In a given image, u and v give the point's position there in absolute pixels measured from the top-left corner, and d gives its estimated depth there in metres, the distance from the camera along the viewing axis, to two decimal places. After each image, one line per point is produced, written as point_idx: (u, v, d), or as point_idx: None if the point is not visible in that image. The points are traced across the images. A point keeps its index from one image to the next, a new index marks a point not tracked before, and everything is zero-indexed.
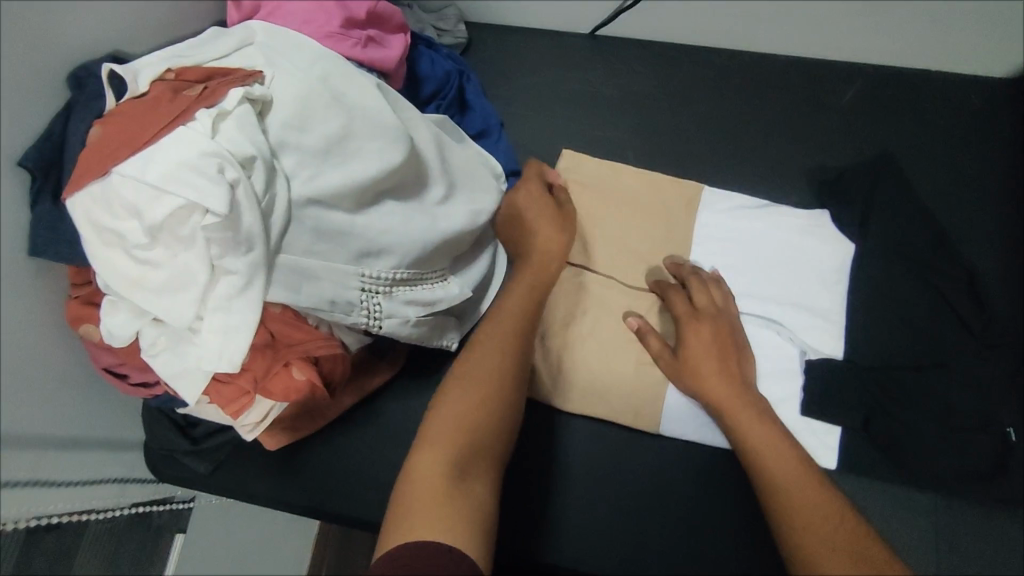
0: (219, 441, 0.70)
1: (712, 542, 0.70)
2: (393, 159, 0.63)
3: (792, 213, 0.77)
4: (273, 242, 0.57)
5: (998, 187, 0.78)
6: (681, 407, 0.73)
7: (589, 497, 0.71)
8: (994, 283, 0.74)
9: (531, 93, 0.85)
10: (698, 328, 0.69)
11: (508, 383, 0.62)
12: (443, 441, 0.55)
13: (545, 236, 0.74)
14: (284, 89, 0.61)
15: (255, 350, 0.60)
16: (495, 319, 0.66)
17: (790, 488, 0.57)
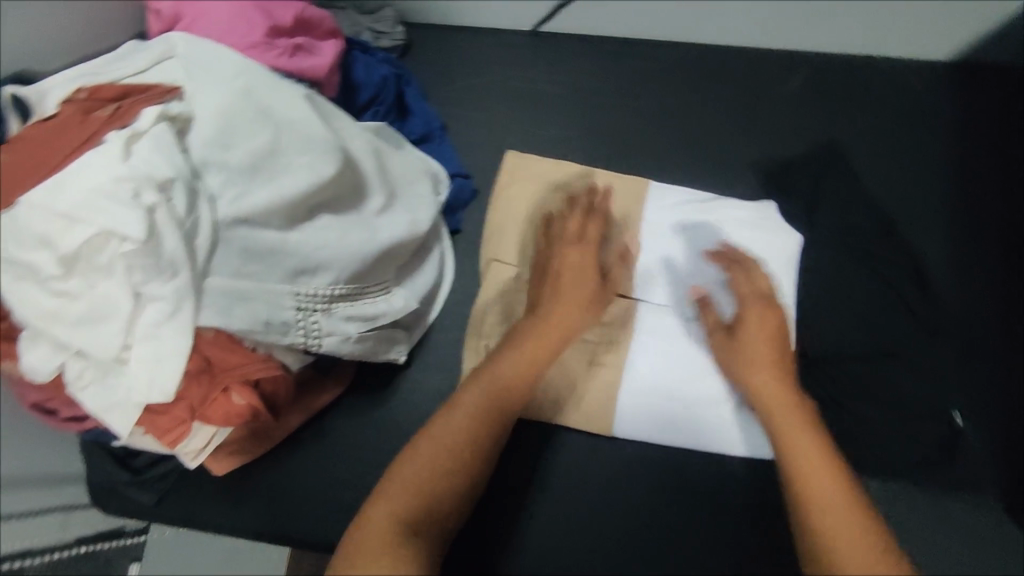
0: (163, 471, 0.70)
1: (672, 543, 0.70)
2: (325, 171, 0.61)
3: (738, 204, 0.76)
4: (199, 265, 0.55)
5: (942, 170, 0.78)
6: (634, 409, 0.72)
7: (549, 504, 0.71)
8: (942, 267, 0.75)
9: (474, 94, 0.83)
10: (762, 311, 0.67)
11: (477, 448, 0.60)
12: (401, 495, 0.54)
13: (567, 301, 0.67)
14: (205, 105, 0.58)
15: (188, 377, 0.58)
16: (485, 373, 0.63)
17: (828, 504, 0.54)
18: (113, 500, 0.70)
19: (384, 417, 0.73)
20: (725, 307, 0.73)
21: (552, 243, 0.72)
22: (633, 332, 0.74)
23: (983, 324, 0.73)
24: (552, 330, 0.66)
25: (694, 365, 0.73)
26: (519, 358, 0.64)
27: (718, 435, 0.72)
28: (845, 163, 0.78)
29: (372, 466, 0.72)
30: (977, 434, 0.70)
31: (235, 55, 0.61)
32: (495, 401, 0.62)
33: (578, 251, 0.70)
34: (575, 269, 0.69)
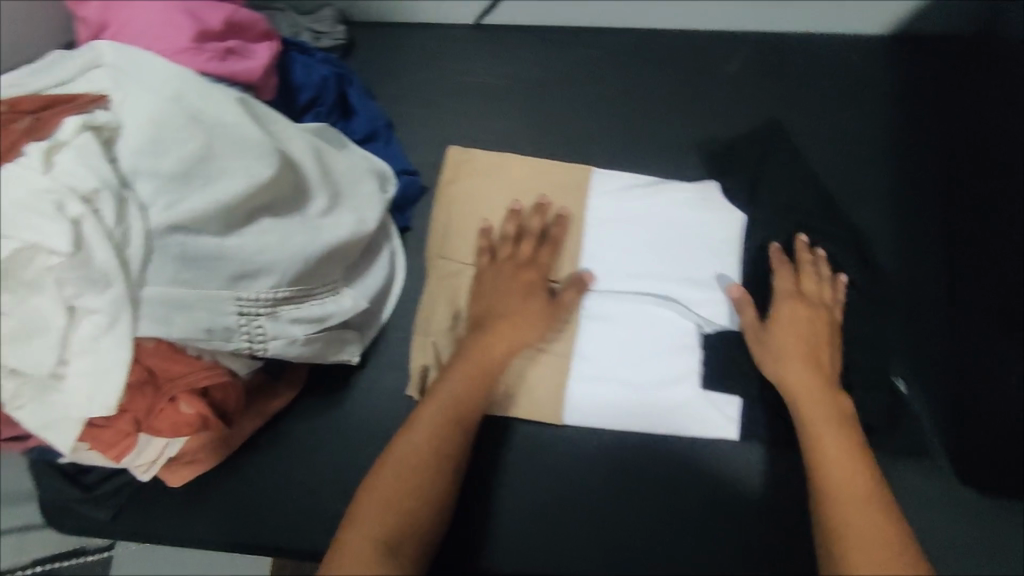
0: (116, 485, 0.68)
1: (628, 524, 0.72)
2: (261, 175, 0.60)
3: (679, 186, 0.76)
4: (133, 275, 0.54)
5: (884, 142, 0.79)
6: (584, 396, 0.73)
7: (506, 492, 0.72)
8: (886, 239, 0.76)
9: (418, 90, 0.83)
10: (798, 310, 0.69)
11: (449, 458, 0.61)
12: (376, 516, 0.55)
13: (511, 313, 0.69)
14: (133, 113, 0.57)
15: (131, 390, 0.57)
16: (447, 380, 0.64)
17: (849, 503, 0.58)
18: (66, 517, 0.69)
19: (341, 417, 0.73)
20: (672, 290, 0.74)
21: (501, 264, 0.72)
22: (580, 318, 0.74)
23: (924, 289, 0.74)
24: (502, 342, 0.68)
25: (643, 346, 0.73)
26: (460, 376, 0.65)
27: (671, 416, 0.73)
28: (789, 140, 0.79)
29: (331, 467, 0.72)
30: (921, 396, 0.71)
31: (162, 61, 0.60)
32: (456, 416, 0.63)
33: (532, 275, 0.71)
34: (519, 284, 0.71)
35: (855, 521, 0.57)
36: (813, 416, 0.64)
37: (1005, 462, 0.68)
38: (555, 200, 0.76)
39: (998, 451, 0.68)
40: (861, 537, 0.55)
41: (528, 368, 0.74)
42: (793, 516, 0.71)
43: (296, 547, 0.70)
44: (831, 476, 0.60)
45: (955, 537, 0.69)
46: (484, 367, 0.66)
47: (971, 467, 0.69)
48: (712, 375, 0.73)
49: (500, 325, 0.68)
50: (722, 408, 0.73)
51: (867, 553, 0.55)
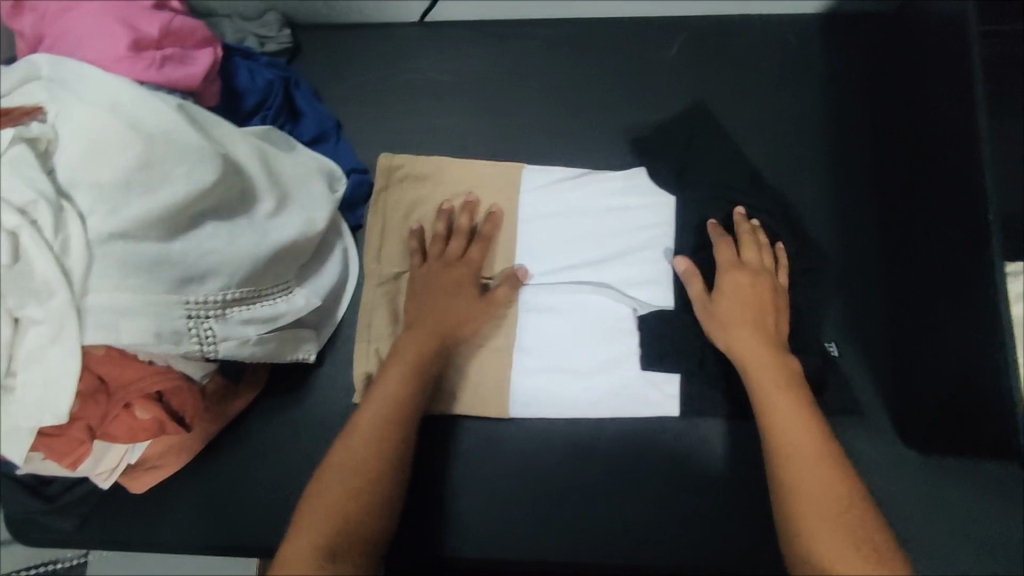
0: (80, 495, 0.69)
1: (583, 501, 0.74)
2: (203, 177, 0.60)
3: (609, 176, 0.79)
4: (78, 285, 0.55)
5: (818, 120, 0.82)
6: (528, 383, 0.76)
7: (464, 482, 0.75)
8: (818, 212, 0.79)
9: (364, 91, 0.84)
10: (737, 276, 0.70)
11: (392, 455, 0.61)
12: (321, 522, 0.55)
13: (444, 306, 0.71)
14: (69, 123, 0.57)
15: (83, 397, 0.58)
16: (380, 380, 0.65)
17: (798, 457, 0.58)
18: (31, 529, 0.70)
19: (297, 416, 0.75)
20: (607, 276, 0.77)
21: (432, 263, 0.74)
22: (517, 310, 0.77)
23: (863, 264, 0.78)
24: (434, 337, 0.69)
25: (581, 332, 0.76)
26: (397, 375, 0.66)
27: (612, 398, 0.75)
28: (727, 124, 0.82)
29: (288, 466, 0.74)
30: (864, 365, 0.76)
31: (98, 71, 0.60)
32: (396, 411, 0.64)
33: (461, 272, 0.73)
34: (451, 281, 0.73)
35: (805, 471, 0.57)
36: (761, 376, 0.64)
37: (940, 430, 0.71)
38: (486, 196, 0.80)
39: (934, 420, 0.71)
40: (811, 485, 0.56)
41: (472, 361, 0.76)
42: (738, 488, 0.74)
43: (261, 544, 0.71)
44: (780, 431, 0.60)
45: (894, 495, 0.72)
46: (417, 364, 0.67)
47: (916, 434, 0.73)
48: (649, 357, 0.75)
49: (433, 320, 0.70)
50: (660, 386, 0.75)
51: (819, 501, 0.55)
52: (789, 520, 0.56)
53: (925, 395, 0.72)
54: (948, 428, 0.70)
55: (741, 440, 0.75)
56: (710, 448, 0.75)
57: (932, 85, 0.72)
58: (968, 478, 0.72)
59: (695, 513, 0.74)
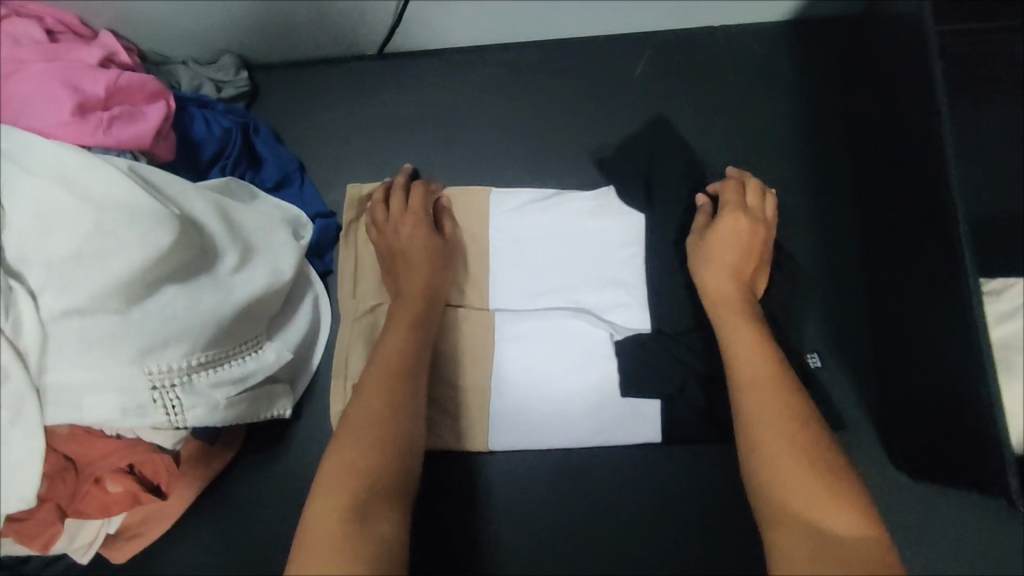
0: (62, 568, 0.68)
1: (572, 525, 0.75)
2: (160, 241, 0.57)
3: (577, 198, 0.78)
4: (34, 366, 0.54)
5: (789, 131, 0.81)
6: (509, 413, 0.75)
7: (447, 525, 0.75)
8: (792, 225, 0.78)
9: (327, 131, 0.83)
10: (738, 217, 0.70)
11: (401, 417, 0.59)
12: (341, 483, 0.52)
13: (414, 262, 0.70)
14: (15, 198, 0.55)
15: (50, 477, 0.57)
16: (379, 347, 0.64)
17: (754, 386, 0.58)
18: None
19: (274, 472, 0.73)
20: (582, 300, 0.76)
21: (383, 225, 0.73)
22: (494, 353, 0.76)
23: (841, 282, 0.78)
24: (415, 295, 0.69)
25: (558, 364, 0.75)
26: (396, 330, 0.66)
27: (593, 424, 0.75)
28: (697, 142, 0.80)
29: (271, 523, 0.72)
30: (852, 384, 0.76)
31: (44, 139, 0.58)
32: (400, 366, 0.62)
33: (411, 221, 0.72)
34: (416, 235, 0.72)
35: (761, 396, 0.57)
36: (729, 321, 0.65)
37: (925, 455, 0.70)
38: (458, 224, 0.78)
39: (919, 445, 0.71)
40: (766, 409, 0.56)
41: (449, 401, 0.76)
42: (721, 511, 0.75)
43: None
44: (745, 368, 0.60)
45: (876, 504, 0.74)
46: (414, 318, 0.67)
47: (902, 455, 0.73)
48: (630, 381, 0.73)
49: (416, 284, 0.69)
50: (640, 410, 0.75)
51: (777, 429, 0.55)
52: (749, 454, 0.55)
53: (912, 420, 0.71)
54: (930, 451, 0.69)
55: (723, 460, 0.76)
56: (690, 474, 0.76)
57: (906, 108, 0.69)
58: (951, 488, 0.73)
59: (675, 540, 0.75)
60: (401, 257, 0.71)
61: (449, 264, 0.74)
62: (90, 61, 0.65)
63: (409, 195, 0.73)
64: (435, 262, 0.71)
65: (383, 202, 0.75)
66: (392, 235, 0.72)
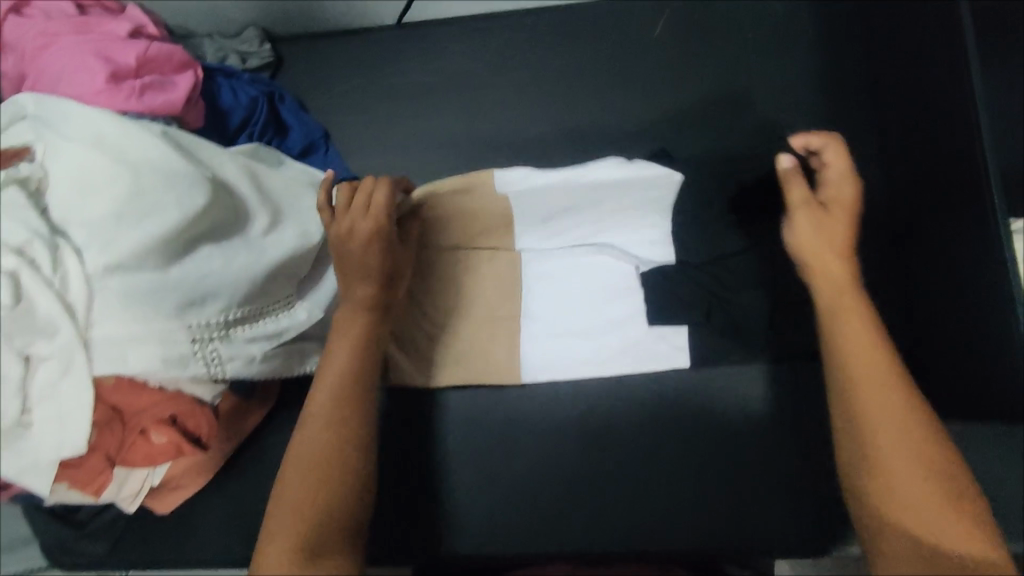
0: (109, 518, 0.71)
1: (604, 489, 0.73)
2: (195, 203, 0.60)
3: (600, 165, 0.74)
4: (81, 320, 0.56)
5: (812, 85, 0.80)
6: (536, 356, 0.76)
7: (469, 486, 0.74)
8: None
9: (350, 98, 0.84)
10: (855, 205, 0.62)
11: (355, 445, 0.59)
12: (288, 529, 0.54)
13: (364, 278, 0.63)
14: (58, 161, 0.58)
15: (100, 427, 0.59)
16: (324, 367, 0.62)
17: (871, 385, 0.55)
18: (68, 556, 0.71)
19: None
20: (605, 238, 0.77)
21: (335, 230, 0.63)
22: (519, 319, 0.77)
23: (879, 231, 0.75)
24: (363, 313, 0.63)
25: (581, 301, 0.77)
26: (342, 350, 0.62)
27: (624, 354, 0.75)
28: (717, 102, 0.80)
29: None
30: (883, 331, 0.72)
31: (83, 106, 0.61)
32: (351, 398, 0.61)
33: (370, 228, 0.63)
34: (369, 246, 0.63)
35: (880, 399, 0.55)
36: (841, 313, 0.59)
37: (952, 390, 0.70)
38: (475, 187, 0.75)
39: (946, 380, 0.70)
40: (885, 414, 0.54)
41: (475, 352, 0.77)
42: (760, 471, 0.72)
43: None
44: (864, 365, 0.56)
45: None
46: (361, 340, 0.63)
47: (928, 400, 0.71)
48: (655, 311, 0.75)
49: (365, 302, 0.63)
50: (670, 339, 0.75)
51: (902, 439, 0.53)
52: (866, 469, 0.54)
53: (936, 358, 0.71)
54: (950, 389, 0.70)
55: (758, 417, 0.74)
56: (722, 433, 0.74)
57: (925, 81, 0.75)
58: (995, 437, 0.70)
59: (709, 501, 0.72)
60: (353, 269, 0.63)
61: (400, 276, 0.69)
62: (120, 33, 0.68)
63: (375, 195, 0.63)
64: (388, 277, 0.65)
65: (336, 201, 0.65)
66: (343, 242, 0.63)
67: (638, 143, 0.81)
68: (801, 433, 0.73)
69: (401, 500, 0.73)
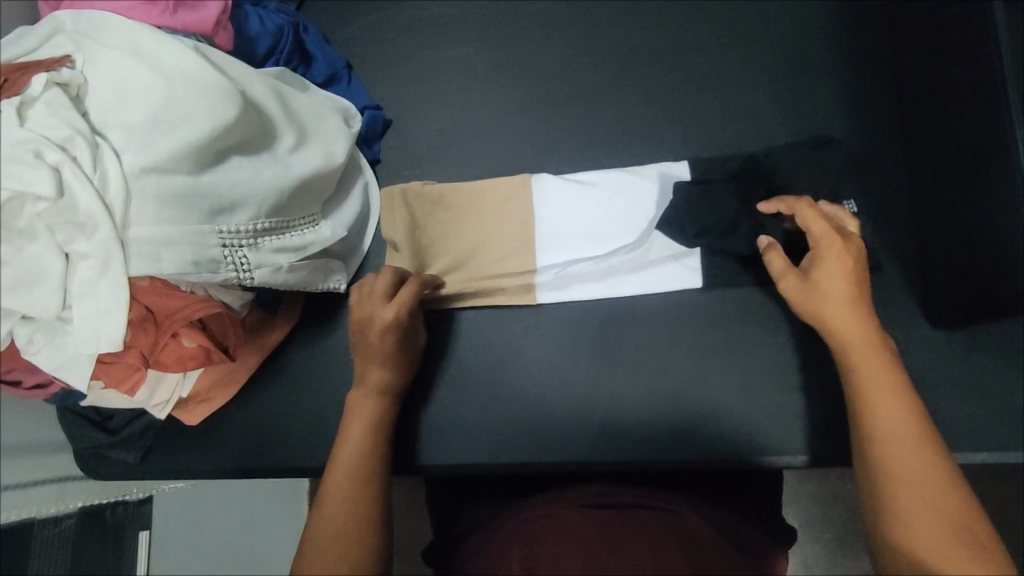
0: (139, 427, 0.77)
1: (615, 401, 0.76)
2: (226, 113, 0.61)
3: (607, 199, 0.80)
4: (120, 220, 0.56)
5: (815, 16, 0.83)
6: (548, 274, 0.80)
7: (494, 402, 0.78)
8: (820, 102, 0.81)
9: (371, 31, 0.89)
10: (836, 257, 0.62)
11: (377, 477, 0.61)
12: (322, 556, 0.54)
13: (383, 356, 0.68)
14: (98, 69, 0.59)
15: (134, 326, 0.61)
16: (347, 415, 0.65)
17: (890, 435, 0.53)
18: (98, 462, 0.76)
19: (330, 341, 0.81)
20: (608, 181, 0.80)
21: (360, 319, 0.68)
22: (535, 243, 0.80)
23: (872, 159, 0.79)
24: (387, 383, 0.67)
25: (597, 216, 0.79)
26: (364, 402, 0.66)
27: (638, 274, 0.79)
28: (727, 38, 0.83)
29: (331, 385, 0.80)
30: (880, 254, 0.77)
31: (120, 19, 0.62)
32: (361, 466, 0.61)
33: (395, 315, 0.68)
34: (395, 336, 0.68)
35: (901, 449, 0.52)
36: (866, 377, 0.56)
37: (961, 299, 0.72)
38: (504, 182, 0.82)
39: (955, 291, 0.73)
40: (907, 465, 0.51)
41: (494, 275, 0.80)
42: (767, 382, 0.75)
43: (314, 458, 0.77)
44: (882, 413, 0.54)
45: (923, 370, 0.74)
46: (372, 418, 0.65)
47: (945, 313, 0.74)
48: (666, 222, 0.78)
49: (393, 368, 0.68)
50: (681, 261, 0.78)
51: (919, 491, 0.50)
52: (892, 528, 0.50)
53: (952, 269, 0.73)
54: (965, 313, 0.72)
55: (767, 332, 0.76)
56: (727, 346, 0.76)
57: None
58: (999, 345, 0.73)
59: (719, 412, 0.74)
60: (374, 352, 0.68)
61: (415, 363, 0.74)
62: None
63: (404, 291, 0.70)
64: (405, 363, 0.71)
65: (362, 285, 0.70)
66: (367, 324, 0.68)
67: (651, 77, 0.84)
68: (810, 347, 0.75)
69: (422, 404, 0.79)
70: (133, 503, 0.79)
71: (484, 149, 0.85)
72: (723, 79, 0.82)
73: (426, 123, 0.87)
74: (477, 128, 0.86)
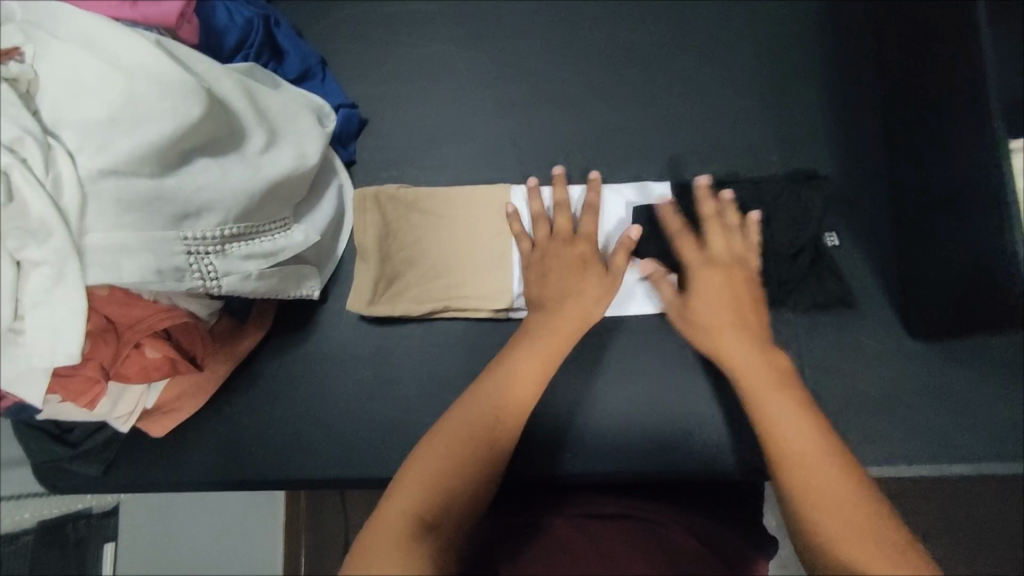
0: (101, 439, 0.74)
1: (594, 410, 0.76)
2: (190, 112, 0.57)
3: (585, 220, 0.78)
4: (76, 226, 0.52)
5: (797, 24, 0.82)
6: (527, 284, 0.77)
7: None
8: (799, 111, 0.81)
9: (348, 27, 0.86)
10: (711, 275, 0.66)
11: (526, 401, 0.57)
12: (443, 455, 0.52)
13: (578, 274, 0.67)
14: (51, 63, 0.55)
15: (93, 337, 0.58)
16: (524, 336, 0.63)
17: (801, 463, 0.50)
18: (58, 475, 0.74)
19: (303, 350, 0.79)
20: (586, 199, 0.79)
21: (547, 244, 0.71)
22: (510, 255, 0.78)
23: (849, 169, 0.80)
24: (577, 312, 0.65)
25: None
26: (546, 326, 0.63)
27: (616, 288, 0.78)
28: (711, 42, 0.82)
29: (303, 394, 0.78)
30: (856, 265, 0.78)
31: (76, 9, 0.58)
32: (523, 398, 0.57)
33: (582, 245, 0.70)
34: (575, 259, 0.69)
35: (813, 477, 0.49)
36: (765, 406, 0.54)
37: (942, 312, 0.72)
38: (483, 189, 0.79)
39: (937, 306, 0.73)
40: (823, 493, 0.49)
41: (471, 285, 0.78)
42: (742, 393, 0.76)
43: (286, 468, 0.76)
44: (785, 442, 0.52)
45: (896, 380, 0.75)
46: (546, 355, 0.61)
47: (926, 324, 0.74)
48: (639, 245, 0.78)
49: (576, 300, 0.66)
50: None
51: (841, 519, 0.47)
52: (820, 549, 0.47)
53: (934, 281, 0.73)
54: (944, 321, 0.72)
55: None
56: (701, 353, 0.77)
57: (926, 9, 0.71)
58: (966, 357, 0.74)
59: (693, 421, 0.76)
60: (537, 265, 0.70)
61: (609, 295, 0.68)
62: None
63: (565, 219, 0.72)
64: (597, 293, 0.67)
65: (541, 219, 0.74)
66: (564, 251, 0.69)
67: (636, 79, 0.82)
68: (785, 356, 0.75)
69: (399, 415, 0.77)
70: (97, 515, 0.79)
71: (464, 151, 0.83)
72: (708, 85, 0.82)
73: (405, 123, 0.84)
74: (458, 130, 0.84)
